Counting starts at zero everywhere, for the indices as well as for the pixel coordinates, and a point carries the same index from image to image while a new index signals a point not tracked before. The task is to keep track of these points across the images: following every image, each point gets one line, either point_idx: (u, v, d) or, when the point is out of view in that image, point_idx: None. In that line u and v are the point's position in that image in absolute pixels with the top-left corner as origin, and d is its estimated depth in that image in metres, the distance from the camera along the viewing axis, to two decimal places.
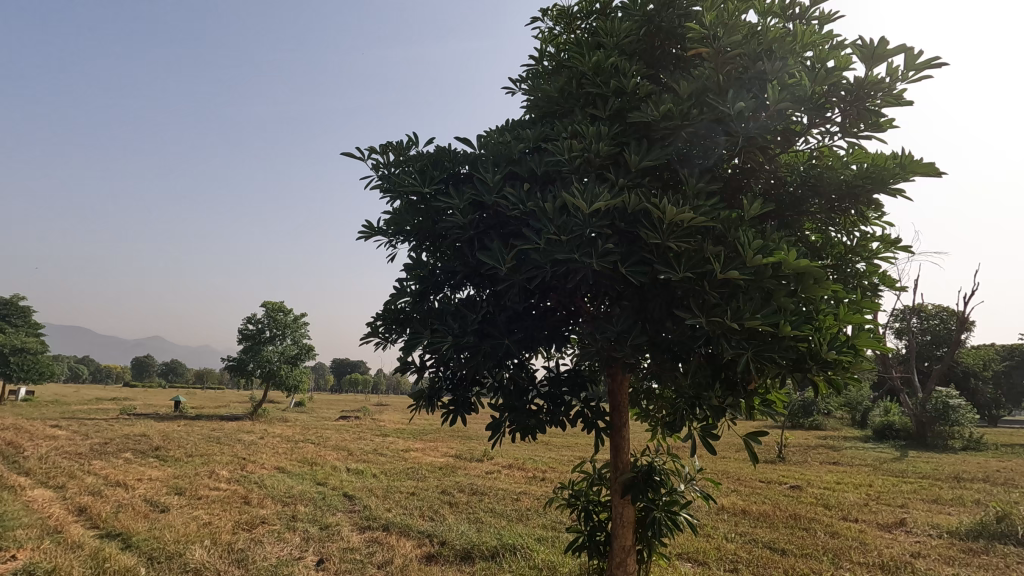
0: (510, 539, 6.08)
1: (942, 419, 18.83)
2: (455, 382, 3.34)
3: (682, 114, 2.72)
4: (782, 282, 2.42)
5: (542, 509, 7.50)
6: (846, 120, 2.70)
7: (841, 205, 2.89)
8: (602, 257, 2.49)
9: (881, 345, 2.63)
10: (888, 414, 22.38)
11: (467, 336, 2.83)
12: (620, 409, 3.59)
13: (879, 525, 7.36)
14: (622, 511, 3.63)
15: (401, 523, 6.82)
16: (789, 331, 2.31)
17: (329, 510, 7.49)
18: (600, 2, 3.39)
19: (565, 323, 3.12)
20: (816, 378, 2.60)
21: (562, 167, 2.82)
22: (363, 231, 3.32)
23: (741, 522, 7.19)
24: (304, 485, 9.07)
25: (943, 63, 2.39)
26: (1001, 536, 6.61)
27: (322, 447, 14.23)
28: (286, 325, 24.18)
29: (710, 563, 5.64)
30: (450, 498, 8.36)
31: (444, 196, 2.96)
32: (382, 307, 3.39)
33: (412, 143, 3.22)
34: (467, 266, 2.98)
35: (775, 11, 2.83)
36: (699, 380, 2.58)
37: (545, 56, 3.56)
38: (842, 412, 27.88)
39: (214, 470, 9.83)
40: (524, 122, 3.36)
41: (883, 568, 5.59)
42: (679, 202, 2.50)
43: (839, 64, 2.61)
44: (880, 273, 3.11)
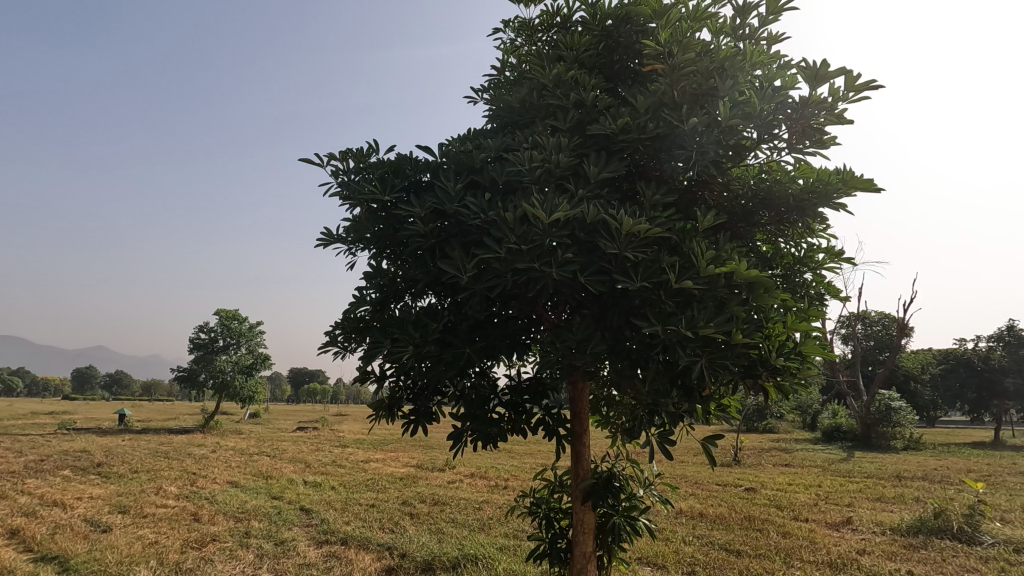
0: (472, 549, 6.03)
1: (885, 420, 19.81)
2: (417, 392, 3.32)
3: (639, 127, 2.79)
4: (734, 291, 2.50)
5: (504, 517, 7.49)
6: (792, 136, 2.82)
7: (789, 217, 3.01)
8: (562, 267, 2.53)
9: (827, 352, 2.75)
10: (836, 416, 23.41)
11: (428, 345, 2.81)
12: (581, 416, 3.63)
13: (827, 524, 7.65)
14: (582, 517, 3.65)
15: (361, 536, 6.68)
16: (741, 339, 2.39)
17: (285, 525, 7.27)
18: (561, 15, 3.44)
19: (526, 331, 3.14)
20: (766, 384, 2.70)
21: (522, 177, 2.85)
22: (322, 239, 3.25)
23: (698, 525, 7.36)
24: (258, 500, 8.76)
25: (880, 86, 2.53)
26: (938, 531, 6.97)
27: (278, 460, 13.81)
28: (241, 333, 23.42)
29: (668, 566, 5.75)
30: (410, 509, 8.24)
31: (405, 204, 2.94)
32: (341, 316, 3.32)
33: (372, 151, 3.18)
34: (428, 274, 2.95)
35: (726, 31, 2.95)
36: (656, 387, 2.64)
37: (507, 67, 3.59)
38: (794, 415, 28.97)
39: (162, 486, 9.40)
40: (486, 132, 3.38)
41: (832, 566, 5.81)
42: (636, 213, 2.55)
43: (786, 84, 2.73)
44: (826, 283, 3.24)
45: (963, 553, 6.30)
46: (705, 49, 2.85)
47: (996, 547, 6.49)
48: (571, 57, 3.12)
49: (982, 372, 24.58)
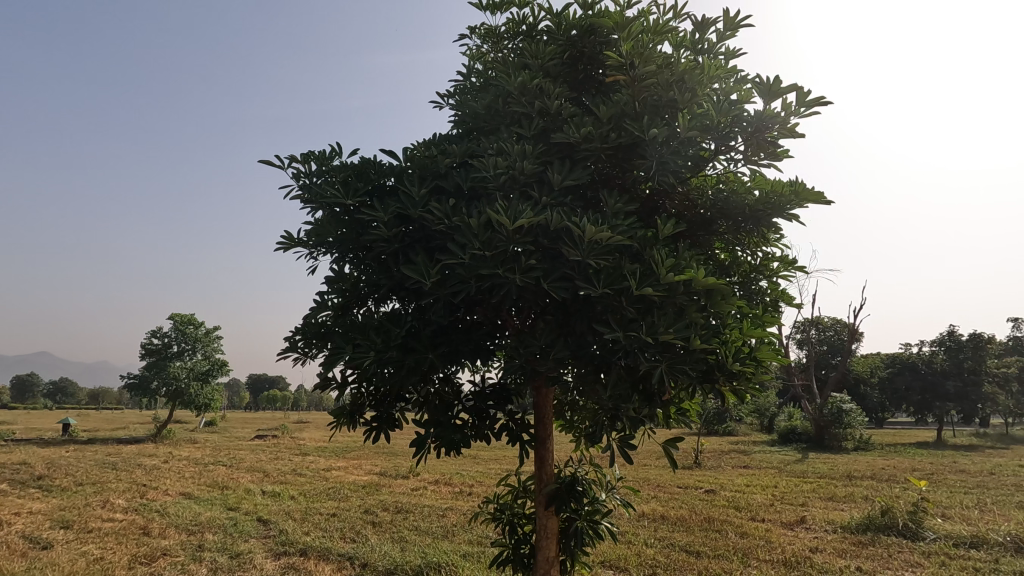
0: (435, 557, 5.98)
1: (837, 422, 20.65)
2: (379, 398, 3.27)
3: (602, 137, 2.84)
4: (693, 298, 2.57)
5: (468, 524, 7.44)
6: (748, 148, 2.92)
7: (746, 227, 3.12)
8: (525, 273, 2.56)
9: (781, 357, 2.86)
10: (792, 418, 24.24)
11: (391, 351, 2.78)
12: (545, 420, 3.66)
13: (783, 523, 7.90)
14: (546, 522, 3.67)
15: (321, 547, 6.53)
16: (699, 345, 2.45)
17: (241, 537, 7.04)
18: (527, 24, 3.49)
19: (489, 336, 3.13)
20: (723, 388, 2.77)
21: (487, 183, 2.86)
22: (282, 242, 3.18)
23: (659, 527, 7.49)
24: (213, 511, 8.46)
25: (828, 102, 2.65)
26: (885, 528, 7.28)
27: (236, 470, 13.37)
28: (197, 339, 22.62)
29: (631, 568, 5.83)
30: (373, 517, 8.10)
31: (368, 208, 2.91)
32: (301, 321, 3.25)
33: (335, 154, 3.14)
34: (391, 279, 2.92)
35: (686, 45, 3.04)
36: (618, 392, 2.67)
37: (473, 73, 3.60)
38: (752, 419, 29.82)
39: (108, 499, 8.96)
40: (452, 137, 3.38)
41: (786, 564, 6.01)
42: (599, 220, 2.59)
43: (742, 98, 2.83)
44: (780, 290, 3.36)
45: (908, 549, 6.60)
46: (666, 62, 2.93)
47: (937, 542, 6.83)
48: (536, 66, 3.16)
49: (926, 375, 25.87)
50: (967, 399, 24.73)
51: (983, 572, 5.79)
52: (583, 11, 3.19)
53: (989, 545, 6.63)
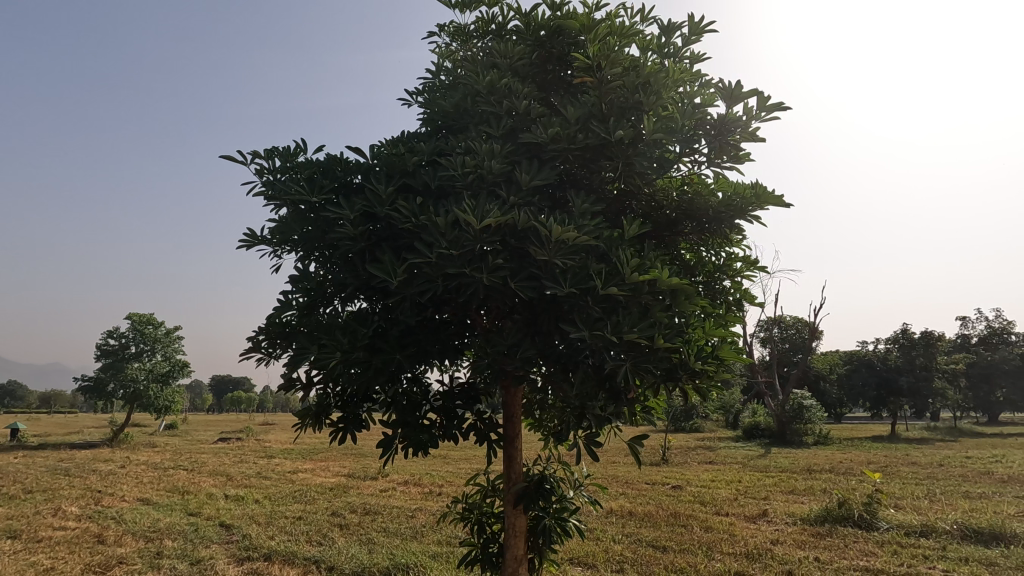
0: (403, 558, 5.94)
1: (799, 417, 21.30)
2: (346, 399, 3.22)
3: (569, 137, 2.85)
4: (657, 298, 2.61)
5: (437, 525, 7.40)
6: (711, 151, 2.98)
7: (710, 228, 3.19)
8: (492, 273, 2.55)
9: (742, 356, 2.94)
10: (756, 415, 24.89)
11: (357, 351, 2.74)
12: (513, 419, 3.67)
13: (746, 517, 8.11)
14: (514, 520, 3.68)
15: (286, 551, 6.41)
16: (663, 343, 2.49)
17: (202, 542, 6.84)
18: (496, 23, 3.49)
19: (458, 336, 3.12)
20: (686, 385, 2.82)
21: (455, 182, 2.84)
22: (244, 240, 3.10)
23: (627, 523, 7.60)
24: (172, 517, 8.19)
25: (787, 108, 2.73)
26: (842, 519, 7.54)
27: (197, 474, 12.98)
28: (157, 339, 21.87)
29: (599, 565, 5.90)
30: (340, 519, 7.98)
31: (334, 205, 2.87)
32: (265, 320, 3.18)
33: (300, 150, 3.08)
34: (358, 279, 2.88)
35: (652, 48, 3.08)
36: (585, 390, 2.69)
37: (441, 71, 3.58)
38: (718, 416, 30.50)
39: (60, 507, 8.59)
40: (420, 135, 3.34)
41: (748, 556, 6.18)
42: (565, 220, 2.61)
43: (706, 102, 2.90)
44: (743, 290, 3.44)
45: (863, 538, 6.86)
46: (632, 64, 2.97)
47: (890, 531, 7.11)
48: (505, 66, 3.17)
49: (882, 371, 26.87)
50: (920, 394, 25.83)
51: (933, 559, 6.05)
52: (552, 12, 3.21)
53: (937, 533, 6.93)
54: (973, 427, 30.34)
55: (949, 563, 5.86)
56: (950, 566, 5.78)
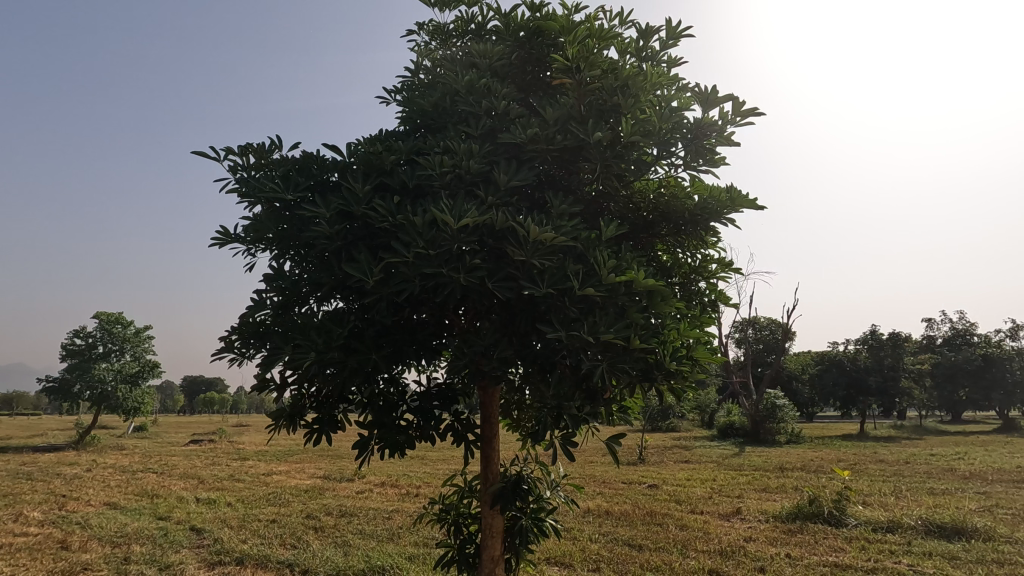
0: (379, 560, 5.89)
1: (772, 417, 21.72)
2: (321, 400, 3.18)
3: (548, 138, 2.86)
4: (634, 299, 2.64)
5: (414, 526, 7.35)
6: (687, 155, 3.02)
7: (686, 229, 3.23)
8: (469, 272, 2.55)
9: (715, 357, 2.98)
10: (730, 415, 25.32)
11: (332, 351, 2.71)
12: (491, 419, 3.66)
13: (720, 515, 8.23)
14: (491, 521, 3.67)
15: (258, 554, 6.29)
16: (639, 344, 2.51)
17: (171, 547, 6.68)
18: (476, 23, 3.48)
19: (435, 336, 3.10)
20: (661, 386, 2.85)
21: (433, 181, 2.83)
22: (217, 238, 3.04)
23: (604, 522, 7.65)
24: (140, 522, 7.98)
25: (761, 113, 2.78)
26: (812, 515, 7.71)
27: (167, 477, 12.67)
28: (126, 339, 21.31)
29: (575, 564, 5.94)
30: (315, 522, 7.87)
31: (309, 203, 2.83)
32: (238, 320, 3.12)
33: (275, 147, 3.03)
34: (334, 278, 2.84)
35: (631, 50, 3.11)
36: (561, 391, 2.70)
37: (420, 69, 3.55)
38: (693, 415, 30.91)
39: (22, 512, 8.30)
40: (398, 134, 3.31)
41: (721, 553, 6.28)
42: (543, 221, 2.61)
43: (683, 105, 2.94)
44: (718, 291, 3.49)
45: (832, 535, 7.02)
46: (610, 68, 3.00)
47: (858, 527, 7.30)
48: (484, 66, 3.17)
49: (851, 371, 27.55)
50: (887, 393, 26.60)
51: (898, 553, 6.24)
52: (531, 13, 3.23)
53: (903, 528, 7.14)
54: (937, 425, 31.34)
55: (914, 558, 6.04)
56: (915, 560, 5.96)
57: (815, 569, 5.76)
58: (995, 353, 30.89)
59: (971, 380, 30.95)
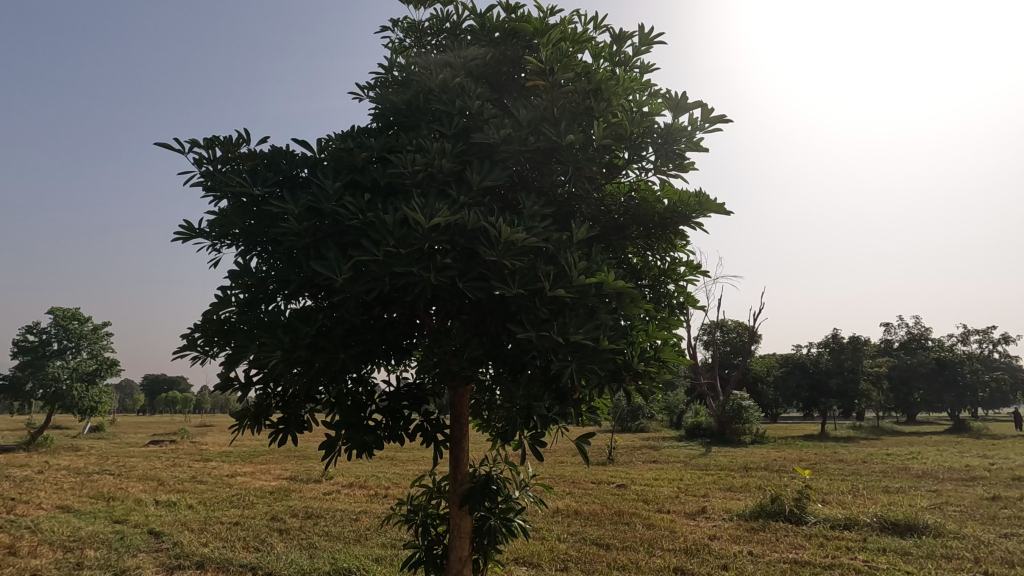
0: (345, 562, 5.81)
1: (738, 418, 22.25)
2: (288, 399, 3.12)
3: (521, 139, 2.87)
4: (604, 300, 2.67)
5: (382, 528, 7.27)
6: (658, 159, 3.07)
7: (656, 232, 3.29)
8: (440, 272, 2.53)
9: (682, 358, 3.05)
10: (698, 415, 25.82)
11: (299, 351, 2.66)
12: (461, 420, 3.64)
13: (686, 514, 8.39)
14: (459, 521, 3.66)
15: (220, 558, 6.13)
16: (608, 345, 2.54)
17: (127, 552, 6.45)
18: (451, 22, 3.46)
19: (406, 336, 3.08)
20: (629, 386, 2.88)
21: (405, 179, 2.80)
22: (180, 232, 2.96)
23: (572, 522, 7.71)
24: (95, 525, 7.70)
25: (729, 120, 2.85)
26: (774, 514, 7.91)
27: (124, 479, 12.22)
28: (82, 336, 20.52)
29: (543, 564, 5.97)
30: (280, 524, 7.72)
31: (277, 199, 2.77)
32: (201, 317, 3.04)
33: (242, 141, 2.96)
34: (302, 275, 2.79)
35: (604, 54, 3.15)
36: (530, 391, 2.71)
37: (393, 66, 3.51)
38: (662, 416, 31.39)
39: None
40: (370, 131, 3.27)
41: (686, 552, 6.39)
42: (514, 222, 2.62)
43: (654, 111, 2.98)
44: (686, 293, 3.55)
45: (793, 532, 7.22)
46: (584, 71, 3.03)
47: (817, 524, 7.53)
48: (459, 65, 3.17)
49: (814, 373, 28.39)
50: (847, 394, 27.53)
51: (854, 550, 6.46)
52: (506, 14, 3.24)
53: (859, 525, 7.40)
54: (893, 426, 32.55)
55: (869, 554, 6.26)
56: (870, 556, 6.17)
57: (775, 566, 5.91)
58: (947, 356, 32.23)
59: (925, 383, 32.22)
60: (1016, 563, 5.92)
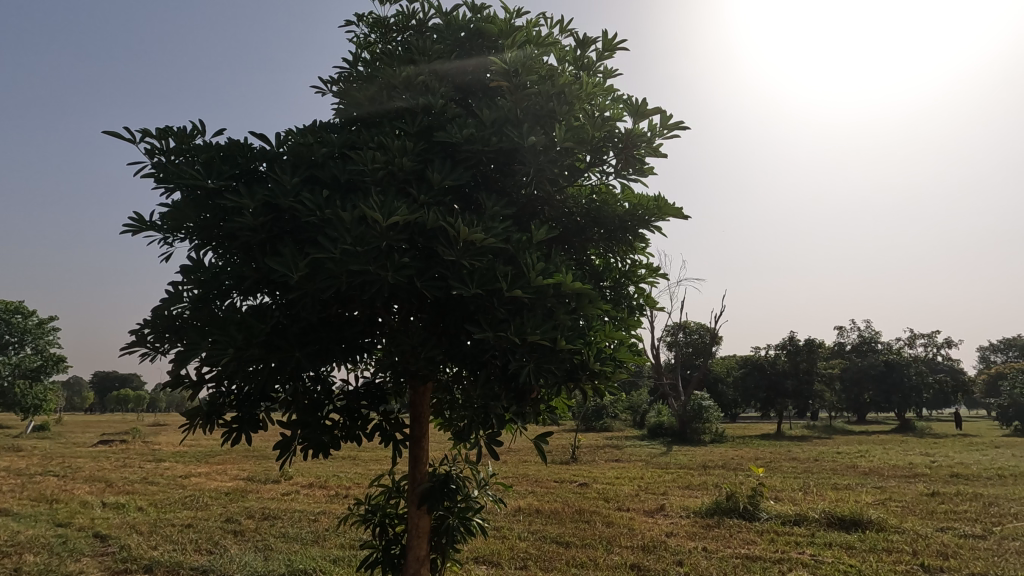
0: (302, 564, 5.72)
1: (698, 417, 22.82)
2: (242, 397, 3.04)
3: (483, 139, 2.86)
4: (562, 301, 2.68)
5: (341, 529, 7.16)
6: (619, 164, 3.14)
7: (615, 235, 3.36)
8: (397, 271, 2.52)
9: (638, 358, 3.12)
10: (660, 414, 26.32)
11: (253, 349, 2.61)
12: (420, 419, 3.62)
13: (645, 511, 8.57)
14: (417, 521, 3.64)
15: (170, 561, 5.94)
16: (565, 345, 2.56)
17: (70, 556, 6.19)
18: (416, 19, 3.45)
19: (364, 335, 3.04)
20: (586, 386, 2.92)
21: (365, 176, 2.78)
22: (129, 225, 2.86)
23: (533, 521, 7.75)
24: (36, 529, 7.35)
25: (686, 127, 2.93)
26: (729, 510, 8.14)
27: (69, 481, 11.69)
28: (26, 330, 19.56)
29: (502, 562, 6.00)
30: (235, 526, 7.52)
31: (233, 193, 2.70)
32: (152, 314, 2.95)
33: (197, 132, 2.89)
34: (257, 271, 2.72)
35: (568, 58, 3.18)
36: (487, 390, 2.72)
37: (357, 60, 3.46)
38: (626, 415, 31.81)
39: None
40: (332, 127, 3.23)
41: (643, 548, 6.52)
42: (474, 222, 2.62)
43: (615, 116, 3.04)
44: (645, 295, 3.63)
45: (746, 528, 7.45)
46: (548, 73, 3.06)
47: (769, 521, 7.77)
48: (424, 63, 3.16)
49: (771, 374, 29.26)
50: (801, 395, 28.55)
51: (803, 544, 6.71)
52: (472, 14, 3.25)
53: (808, 521, 7.69)
54: (844, 425, 33.91)
55: (816, 548, 6.52)
56: (817, 551, 6.42)
57: (728, 561, 6.09)
58: (895, 359, 33.66)
59: (874, 384, 33.62)
60: (949, 555, 6.26)
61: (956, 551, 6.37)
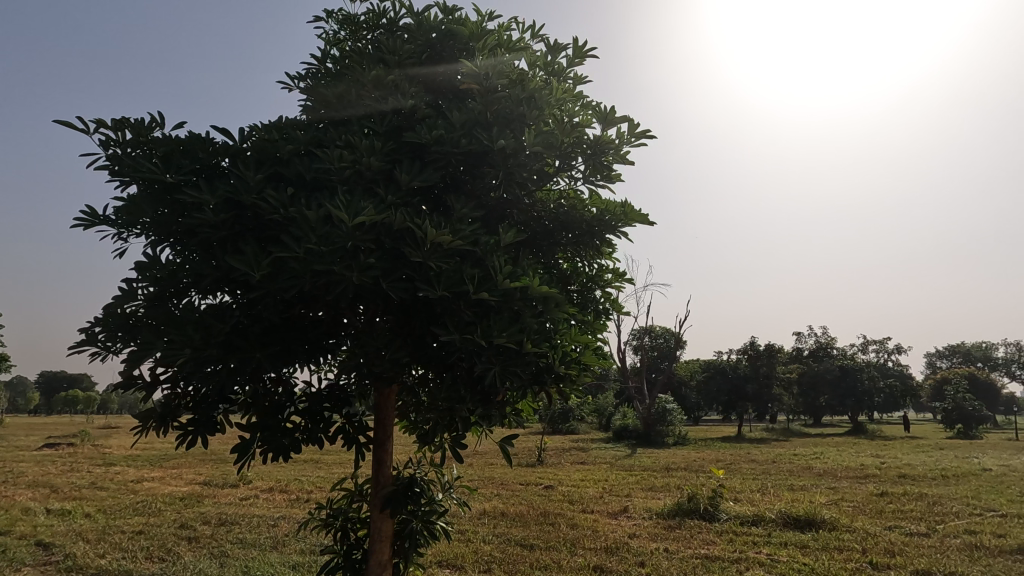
0: (259, 570, 5.57)
1: (662, 420, 23.21)
2: (199, 399, 2.94)
3: (452, 141, 2.86)
4: (529, 304, 2.69)
5: (301, 534, 7.00)
6: (587, 169, 3.18)
7: (583, 239, 3.40)
8: (363, 271, 2.48)
9: (603, 361, 3.15)
10: (625, 417, 26.67)
11: (211, 349, 2.53)
12: (385, 422, 3.57)
13: (608, 513, 8.66)
14: (380, 525, 3.59)
15: (119, 569, 5.70)
16: (531, 348, 2.57)
17: (9, 566, 5.86)
18: (387, 18, 3.41)
19: (328, 336, 2.99)
20: (551, 388, 2.94)
21: (331, 175, 2.74)
22: (81, 219, 2.75)
23: (498, 524, 7.75)
24: None
25: (653, 136, 2.99)
26: (690, 511, 8.30)
27: (10, 486, 11.08)
28: None
29: (466, 566, 5.97)
30: (189, 532, 7.26)
31: (193, 188, 2.62)
32: (103, 311, 2.83)
33: (156, 124, 2.79)
34: (217, 270, 2.64)
35: (539, 62, 3.21)
36: (453, 393, 2.71)
37: (326, 57, 3.41)
38: (592, 418, 32.09)
39: None
40: (298, 124, 3.17)
41: (606, 550, 6.59)
42: (442, 224, 2.61)
43: (584, 122, 3.08)
44: (611, 299, 3.68)
45: (706, 529, 7.61)
46: (519, 77, 3.08)
47: (728, 522, 7.95)
48: (393, 62, 3.13)
49: (733, 378, 30.00)
50: (761, 399, 29.37)
51: (759, 544, 6.90)
52: (443, 15, 3.24)
53: (765, 521, 7.90)
54: (801, 428, 35.06)
55: (772, 548, 6.70)
56: (772, 550, 6.60)
57: (688, 561, 6.21)
58: (850, 364, 34.96)
59: (830, 388, 34.83)
60: (895, 553, 6.53)
61: (902, 548, 6.65)
